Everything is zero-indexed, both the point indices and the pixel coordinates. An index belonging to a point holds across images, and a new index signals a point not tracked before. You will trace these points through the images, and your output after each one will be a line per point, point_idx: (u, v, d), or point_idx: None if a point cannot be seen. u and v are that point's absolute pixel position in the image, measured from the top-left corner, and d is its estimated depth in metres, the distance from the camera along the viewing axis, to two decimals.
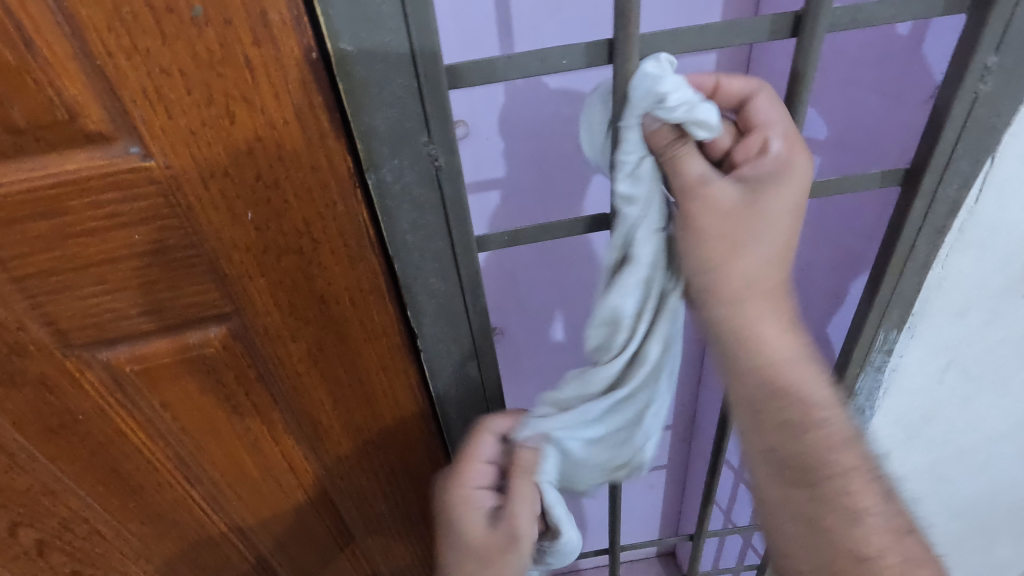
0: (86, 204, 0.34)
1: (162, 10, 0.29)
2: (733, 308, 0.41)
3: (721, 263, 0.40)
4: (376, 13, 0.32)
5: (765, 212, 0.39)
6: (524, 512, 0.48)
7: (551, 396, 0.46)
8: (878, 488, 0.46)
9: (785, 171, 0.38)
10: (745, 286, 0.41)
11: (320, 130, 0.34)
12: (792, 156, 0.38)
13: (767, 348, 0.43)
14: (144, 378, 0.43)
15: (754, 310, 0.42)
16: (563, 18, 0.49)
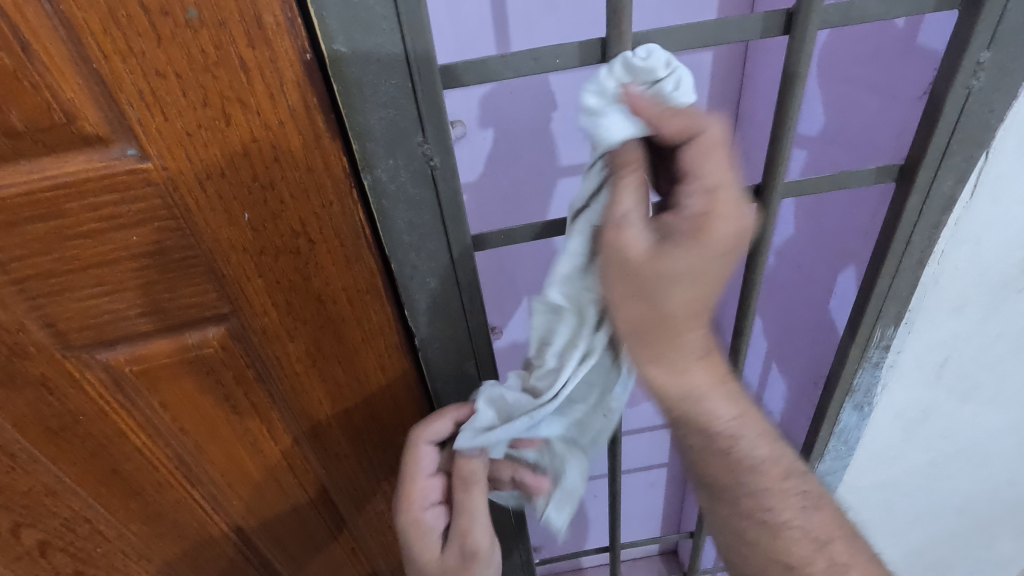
0: (83, 206, 0.34)
1: (157, 13, 0.29)
2: (653, 347, 0.39)
3: (625, 305, 0.37)
4: (370, 14, 0.32)
5: (690, 270, 0.35)
6: (478, 523, 0.53)
7: (493, 395, 0.46)
8: (799, 504, 0.47)
9: (700, 236, 0.34)
10: (663, 334, 0.38)
11: (316, 131, 0.35)
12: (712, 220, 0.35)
13: (685, 383, 0.41)
14: (143, 379, 0.43)
15: (667, 350, 0.39)
16: (558, 17, 0.49)
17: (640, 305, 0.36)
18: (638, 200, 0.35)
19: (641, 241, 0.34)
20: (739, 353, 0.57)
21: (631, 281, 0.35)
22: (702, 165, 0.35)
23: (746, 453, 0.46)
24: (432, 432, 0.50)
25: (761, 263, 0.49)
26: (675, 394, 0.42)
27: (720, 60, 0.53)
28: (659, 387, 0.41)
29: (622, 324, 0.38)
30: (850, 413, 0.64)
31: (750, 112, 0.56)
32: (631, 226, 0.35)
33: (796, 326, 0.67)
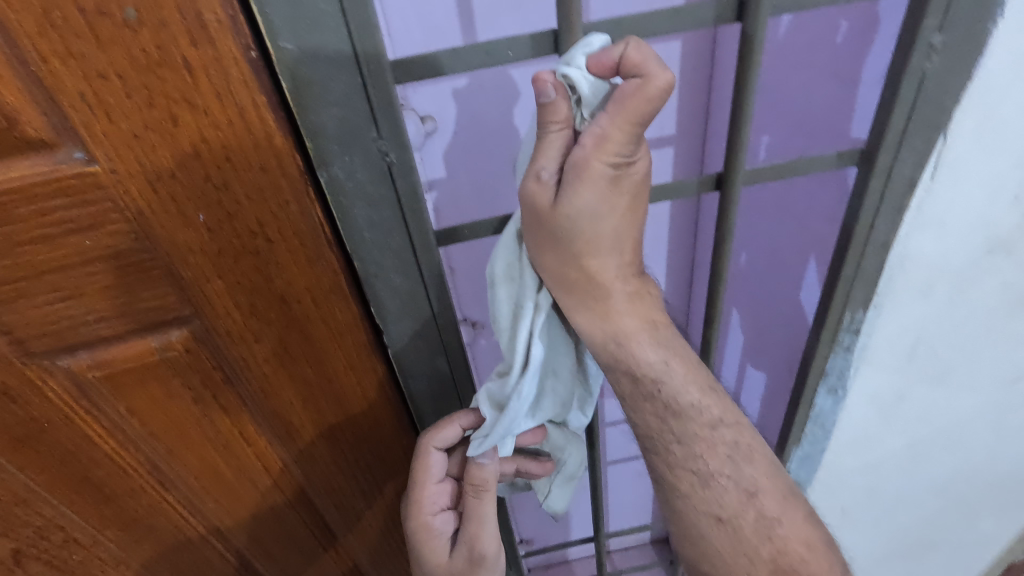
0: (33, 211, 0.34)
1: (94, 14, 0.28)
2: (572, 287, 0.42)
3: (538, 247, 0.41)
4: (314, 10, 0.32)
5: (596, 209, 0.38)
6: (485, 531, 0.55)
7: (491, 395, 0.45)
8: (725, 453, 0.49)
9: (581, 172, 0.36)
10: (577, 274, 0.42)
11: (267, 130, 0.34)
12: (595, 155, 0.35)
13: (609, 322, 0.44)
14: (108, 384, 0.43)
15: (584, 286, 0.42)
16: (519, 10, 0.49)
17: (549, 248, 0.40)
18: (558, 154, 0.37)
19: (548, 191, 0.37)
20: (712, 341, 0.57)
21: (548, 226, 0.39)
22: (609, 110, 0.34)
23: (675, 401, 0.47)
24: (442, 437, 0.51)
25: (727, 251, 0.49)
26: (599, 336, 0.44)
27: (685, 48, 0.53)
28: (584, 329, 0.44)
29: (541, 268, 0.42)
30: (825, 397, 0.64)
31: (719, 99, 0.55)
32: (541, 182, 0.37)
33: (771, 313, 0.67)
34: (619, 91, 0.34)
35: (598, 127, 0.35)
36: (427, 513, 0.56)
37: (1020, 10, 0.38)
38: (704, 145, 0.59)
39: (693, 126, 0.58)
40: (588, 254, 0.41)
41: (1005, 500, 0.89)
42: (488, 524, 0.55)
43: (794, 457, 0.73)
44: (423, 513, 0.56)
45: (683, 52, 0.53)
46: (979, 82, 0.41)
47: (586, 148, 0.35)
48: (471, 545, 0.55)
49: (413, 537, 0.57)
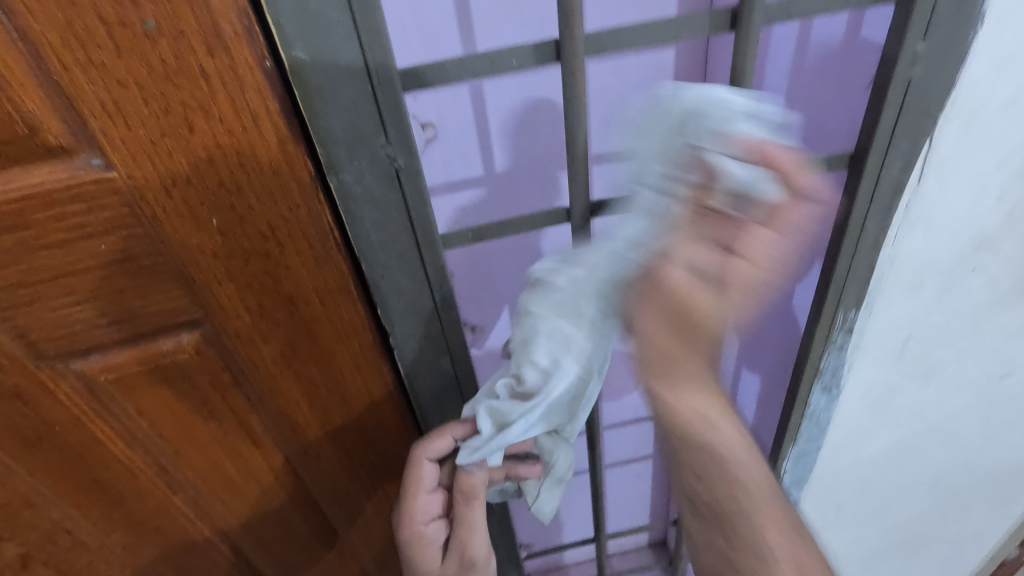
0: (50, 216, 0.35)
1: (115, 25, 0.30)
2: (672, 369, 0.44)
3: (649, 331, 0.43)
4: (326, 21, 0.33)
5: (711, 304, 0.42)
6: (475, 538, 0.56)
7: (490, 408, 0.48)
8: (782, 527, 0.47)
9: (741, 265, 0.41)
10: (675, 357, 0.43)
11: (279, 136, 0.35)
12: (765, 249, 0.40)
13: (695, 411, 0.45)
14: (119, 387, 0.43)
15: (681, 373, 0.44)
16: (518, 19, 0.50)
17: (661, 330, 0.43)
18: (691, 240, 0.41)
19: (681, 277, 0.41)
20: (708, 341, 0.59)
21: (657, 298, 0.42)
22: (763, 211, 0.39)
23: (737, 481, 0.47)
24: (436, 448, 0.52)
25: None
26: (682, 416, 0.45)
27: (678, 56, 0.54)
28: (672, 409, 0.44)
29: (642, 345, 0.43)
30: (820, 395, 0.66)
31: None
32: (676, 265, 0.41)
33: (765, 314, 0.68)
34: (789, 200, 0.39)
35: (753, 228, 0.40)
36: (421, 521, 0.57)
37: (998, 18, 0.40)
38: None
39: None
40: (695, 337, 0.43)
41: (995, 492, 0.91)
42: (478, 532, 0.56)
43: (791, 455, 0.74)
44: (414, 522, 0.56)
45: (677, 59, 0.54)
46: (962, 87, 0.43)
47: (756, 246, 0.40)
48: (461, 552, 0.56)
49: (406, 546, 0.57)
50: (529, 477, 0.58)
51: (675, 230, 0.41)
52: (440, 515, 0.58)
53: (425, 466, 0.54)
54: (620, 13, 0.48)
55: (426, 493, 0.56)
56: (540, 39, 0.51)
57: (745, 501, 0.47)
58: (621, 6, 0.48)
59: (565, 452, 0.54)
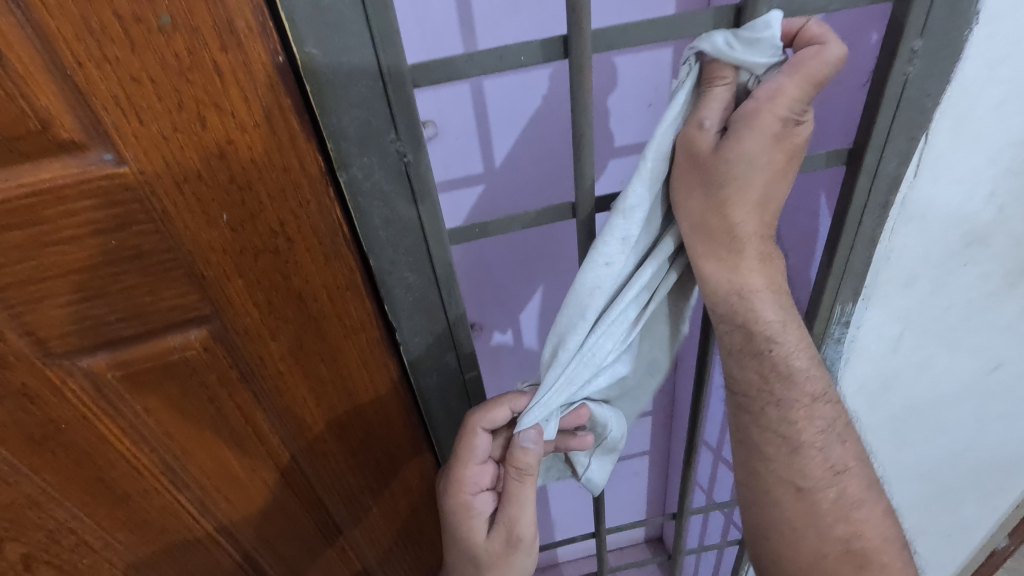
0: (61, 212, 0.35)
1: (130, 21, 0.30)
2: (709, 239, 0.43)
3: (683, 198, 0.42)
4: (339, 17, 0.33)
5: (757, 163, 0.39)
6: (524, 515, 0.57)
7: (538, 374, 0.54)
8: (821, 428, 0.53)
9: (759, 113, 0.37)
10: (716, 226, 0.42)
11: (291, 132, 0.36)
12: (777, 97, 0.37)
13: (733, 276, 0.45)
14: (126, 384, 0.43)
15: (716, 241, 0.43)
16: (521, 18, 0.51)
17: (697, 197, 0.41)
18: (722, 107, 0.39)
19: (710, 138, 0.39)
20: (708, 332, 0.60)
21: (690, 165, 0.40)
22: (786, 72, 0.37)
23: (783, 368, 0.50)
24: (491, 419, 0.53)
25: None
26: (724, 281, 0.45)
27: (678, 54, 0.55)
28: (708, 275, 0.45)
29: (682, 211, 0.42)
30: None
31: None
32: (705, 130, 0.39)
33: None
34: (800, 55, 0.37)
35: (775, 84, 0.37)
36: (471, 492, 0.57)
37: (992, 17, 0.41)
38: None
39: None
40: (725, 202, 0.41)
41: (985, 484, 0.93)
42: (527, 508, 0.57)
43: None
44: (465, 492, 0.57)
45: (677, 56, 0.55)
46: (956, 83, 0.44)
47: (761, 101, 0.37)
48: (510, 527, 0.57)
49: (453, 515, 0.57)
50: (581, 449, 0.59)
51: (712, 94, 0.39)
52: (489, 487, 0.58)
53: (480, 436, 0.54)
54: (621, 13, 0.49)
55: (476, 464, 0.56)
56: (543, 37, 0.51)
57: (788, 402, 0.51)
58: (622, 7, 0.49)
59: (619, 422, 0.56)
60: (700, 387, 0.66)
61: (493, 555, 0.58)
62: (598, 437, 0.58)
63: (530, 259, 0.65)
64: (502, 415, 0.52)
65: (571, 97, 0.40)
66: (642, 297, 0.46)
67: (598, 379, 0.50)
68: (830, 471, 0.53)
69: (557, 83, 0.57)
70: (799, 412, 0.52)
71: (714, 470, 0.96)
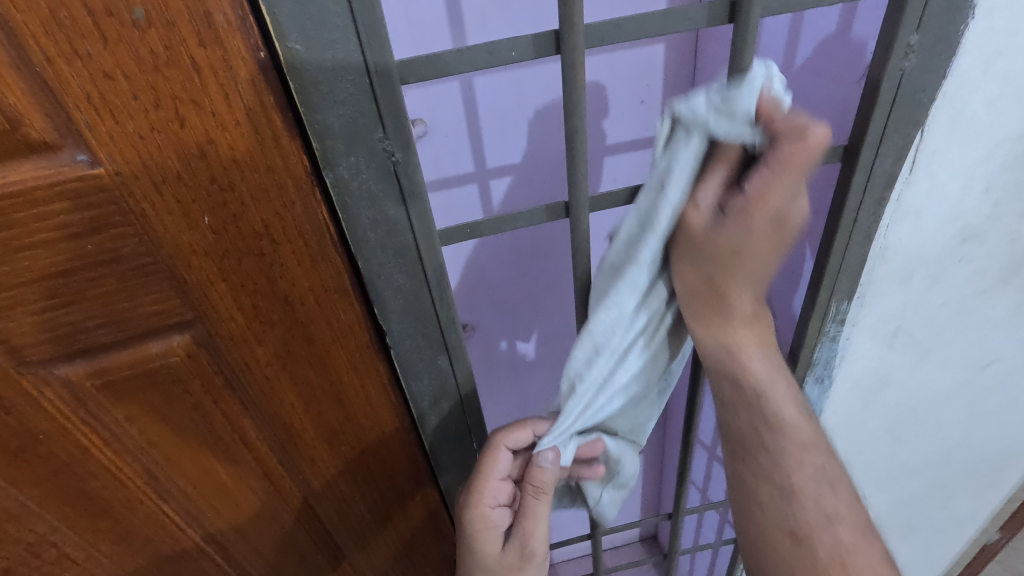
0: (33, 215, 0.33)
1: (101, 14, 0.28)
2: (700, 302, 0.45)
3: (677, 265, 0.43)
4: (322, 11, 0.32)
5: (747, 248, 0.40)
6: (537, 533, 0.57)
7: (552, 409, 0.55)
8: (812, 472, 0.53)
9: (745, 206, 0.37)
10: (709, 294, 0.44)
11: (274, 131, 0.34)
12: (766, 194, 0.36)
13: (721, 339, 0.47)
14: (107, 393, 0.42)
15: (707, 306, 0.45)
16: (511, 13, 0.50)
17: (690, 269, 0.43)
18: (718, 185, 0.38)
19: (704, 218, 0.39)
20: None
21: (683, 242, 0.41)
22: (771, 168, 0.35)
23: (775, 421, 0.52)
24: (514, 439, 0.54)
25: None
26: (712, 340, 0.47)
27: (669, 50, 0.54)
28: (698, 333, 0.47)
29: (676, 276, 0.44)
30: (813, 386, 0.66)
31: None
32: (699, 210, 0.39)
33: None
34: (783, 151, 0.34)
35: (758, 183, 0.36)
36: (487, 506, 0.56)
37: (988, 12, 0.41)
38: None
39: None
40: (718, 275, 0.42)
41: (977, 479, 0.93)
42: (541, 525, 0.57)
43: None
44: (481, 507, 0.55)
45: (668, 52, 0.54)
46: (952, 79, 0.44)
47: (749, 195, 0.37)
48: (524, 542, 0.57)
49: (468, 529, 0.56)
50: (593, 479, 0.59)
51: (710, 176, 0.38)
52: (505, 503, 0.57)
53: (502, 453, 0.54)
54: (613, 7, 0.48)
55: (495, 480, 0.56)
56: (533, 33, 0.50)
57: (783, 451, 0.53)
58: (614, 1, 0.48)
59: (632, 457, 0.57)
60: (695, 387, 0.65)
61: (506, 567, 0.58)
62: (610, 471, 0.58)
63: (522, 259, 0.64)
64: (525, 439, 0.54)
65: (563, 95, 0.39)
66: (650, 331, 0.47)
67: (608, 406, 0.50)
68: (821, 515, 0.53)
69: (547, 81, 0.56)
70: (791, 457, 0.53)
71: (708, 469, 0.96)
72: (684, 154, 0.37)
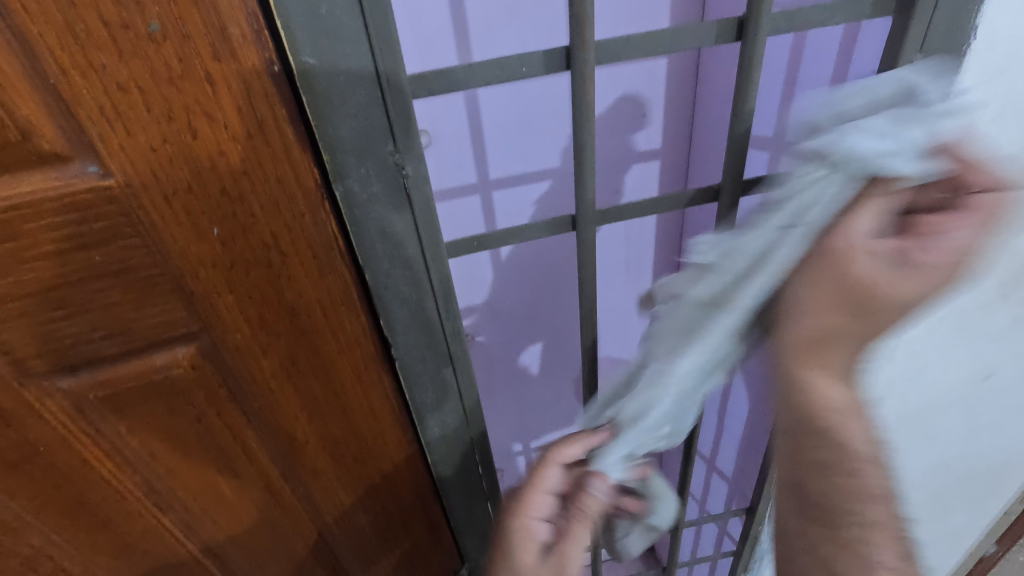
0: (41, 226, 0.33)
1: (117, 27, 0.28)
2: (816, 353, 0.35)
3: (798, 303, 0.35)
4: (337, 25, 0.32)
5: (903, 306, 0.32)
6: (576, 556, 0.54)
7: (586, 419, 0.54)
8: None
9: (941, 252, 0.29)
10: (824, 350, 0.35)
11: (285, 143, 0.34)
12: (958, 240, 0.29)
13: (833, 402, 0.36)
14: (110, 404, 0.41)
15: (825, 361, 0.36)
16: (517, 27, 0.50)
17: (821, 311, 0.34)
18: (881, 221, 0.31)
19: (865, 254, 0.31)
20: None
21: (819, 266, 0.33)
22: (968, 218, 0.29)
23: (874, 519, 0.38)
24: (567, 454, 0.53)
25: None
26: (821, 400, 0.36)
27: (672, 65, 0.55)
28: (805, 386, 0.36)
29: (795, 316, 0.35)
30: None
31: (704, 114, 0.57)
32: (863, 242, 0.31)
33: None
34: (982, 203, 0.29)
35: (955, 235, 0.29)
36: (530, 517, 0.54)
37: (989, 33, 0.42)
38: (688, 159, 0.62)
39: (679, 139, 0.60)
40: (847, 330, 0.34)
41: (975, 490, 0.94)
42: (580, 547, 0.54)
43: None
44: (525, 515, 0.54)
45: (671, 67, 0.55)
46: None
47: (948, 240, 0.29)
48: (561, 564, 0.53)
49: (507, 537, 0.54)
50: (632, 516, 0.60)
51: (871, 207, 0.31)
52: (547, 519, 0.55)
53: (553, 466, 0.54)
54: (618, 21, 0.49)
55: (542, 493, 0.55)
56: (539, 46, 0.51)
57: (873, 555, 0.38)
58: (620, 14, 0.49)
59: (668, 499, 0.59)
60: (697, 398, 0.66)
61: None
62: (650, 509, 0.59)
63: (525, 271, 0.64)
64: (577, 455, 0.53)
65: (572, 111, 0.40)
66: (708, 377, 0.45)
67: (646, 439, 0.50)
68: None
69: (551, 94, 0.56)
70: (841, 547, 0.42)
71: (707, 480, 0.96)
72: (834, 182, 0.32)
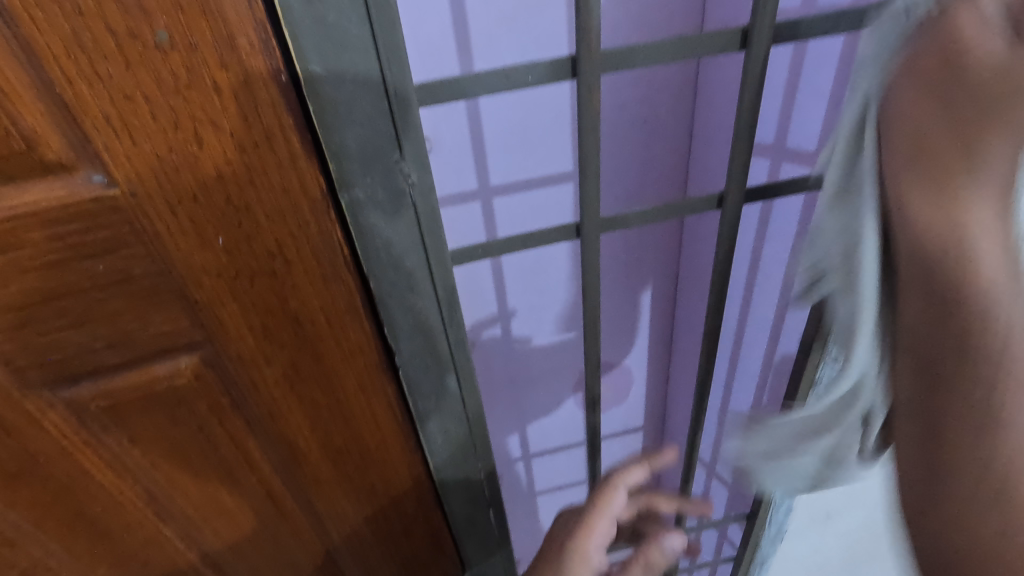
0: (44, 235, 0.32)
1: (124, 36, 0.28)
2: (939, 174, 0.29)
3: (896, 120, 0.30)
4: (344, 35, 0.32)
5: None
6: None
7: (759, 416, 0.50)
8: None
9: None
10: (945, 169, 0.29)
11: (292, 152, 0.34)
12: None
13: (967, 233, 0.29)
14: (111, 415, 0.41)
15: (951, 185, 0.29)
16: (519, 34, 0.50)
17: (927, 124, 0.29)
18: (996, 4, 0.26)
19: (982, 48, 0.27)
20: (710, 349, 0.60)
21: (914, 78, 0.28)
22: None
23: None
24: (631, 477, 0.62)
25: (729, 263, 0.51)
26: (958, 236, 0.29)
27: (673, 73, 0.55)
28: (923, 225, 0.30)
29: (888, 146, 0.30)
30: None
31: (704, 122, 0.58)
32: (978, 29, 0.27)
33: (755, 321, 0.70)
34: None
35: None
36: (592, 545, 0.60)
37: None
38: (688, 167, 0.62)
39: (679, 148, 0.60)
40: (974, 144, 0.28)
41: None
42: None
43: None
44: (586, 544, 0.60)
45: (672, 76, 0.55)
46: None
47: None
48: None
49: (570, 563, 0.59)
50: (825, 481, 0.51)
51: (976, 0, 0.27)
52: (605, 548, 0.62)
53: (617, 492, 0.62)
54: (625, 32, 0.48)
55: (605, 519, 0.62)
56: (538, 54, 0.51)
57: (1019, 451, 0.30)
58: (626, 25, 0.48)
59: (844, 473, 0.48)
60: (699, 402, 0.66)
61: None
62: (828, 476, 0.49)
63: None
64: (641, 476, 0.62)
65: (576, 120, 0.39)
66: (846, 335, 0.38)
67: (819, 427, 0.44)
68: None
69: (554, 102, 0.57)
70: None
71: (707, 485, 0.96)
72: None
